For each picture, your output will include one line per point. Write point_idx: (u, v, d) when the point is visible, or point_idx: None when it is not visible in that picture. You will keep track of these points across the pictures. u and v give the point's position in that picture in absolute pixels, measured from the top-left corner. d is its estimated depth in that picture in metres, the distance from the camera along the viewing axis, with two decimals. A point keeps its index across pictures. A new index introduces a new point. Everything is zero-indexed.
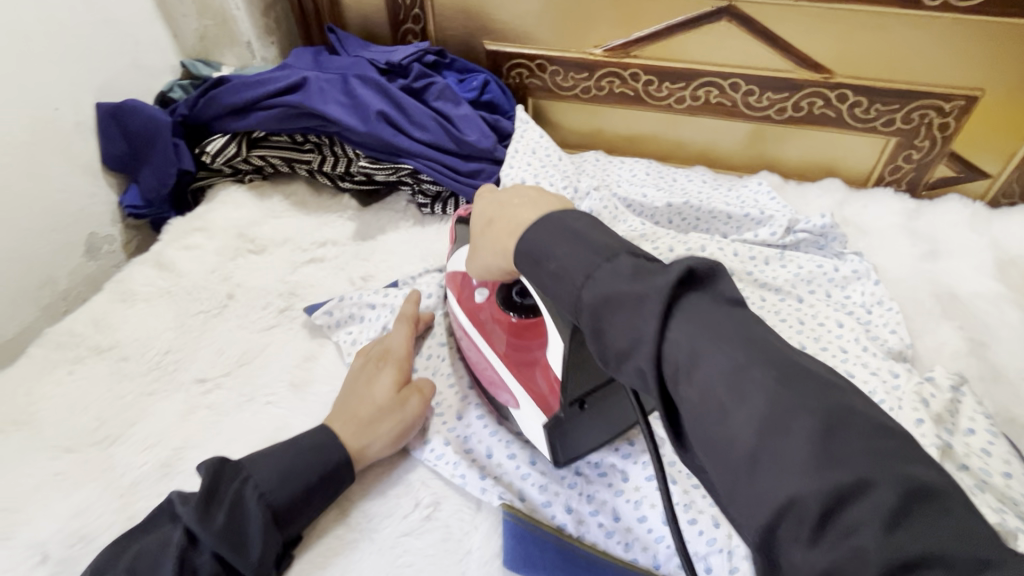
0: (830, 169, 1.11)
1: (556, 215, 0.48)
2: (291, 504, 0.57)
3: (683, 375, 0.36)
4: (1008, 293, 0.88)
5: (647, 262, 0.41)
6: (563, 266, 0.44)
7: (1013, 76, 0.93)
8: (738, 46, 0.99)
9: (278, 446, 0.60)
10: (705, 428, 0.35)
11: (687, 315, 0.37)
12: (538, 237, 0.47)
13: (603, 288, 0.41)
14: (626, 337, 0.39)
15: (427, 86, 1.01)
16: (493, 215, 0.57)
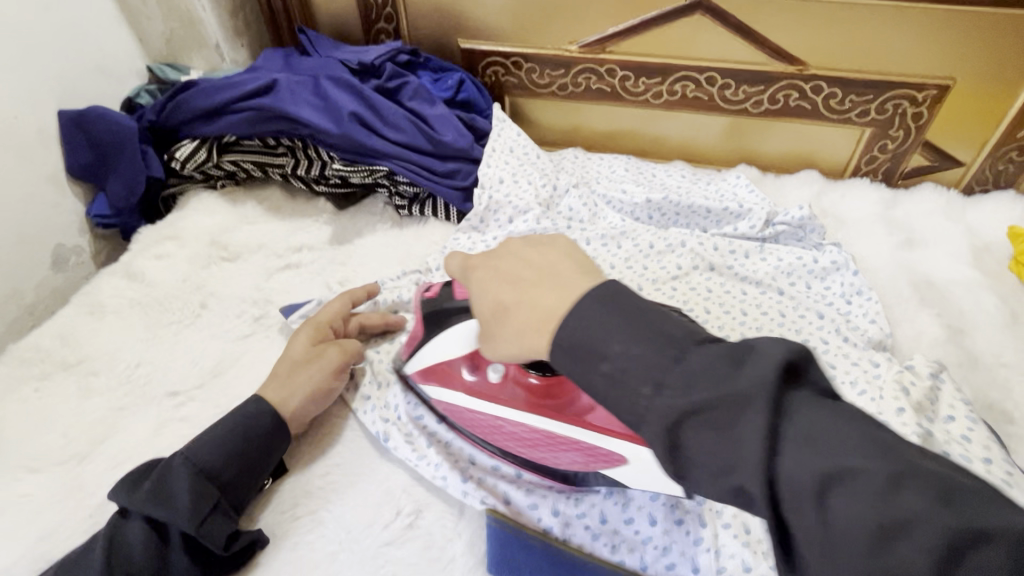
0: (808, 161, 1.12)
1: (588, 298, 0.42)
2: (222, 469, 0.58)
3: (805, 495, 0.33)
4: (983, 279, 0.89)
5: (723, 347, 0.39)
6: (625, 361, 0.39)
7: (982, 63, 0.94)
8: (713, 40, 0.99)
9: (220, 424, 0.61)
10: (825, 546, 0.32)
11: (796, 420, 0.35)
12: (579, 333, 0.41)
13: (689, 396, 0.37)
14: (725, 449, 0.36)
15: (401, 86, 0.99)
16: (509, 307, 0.48)
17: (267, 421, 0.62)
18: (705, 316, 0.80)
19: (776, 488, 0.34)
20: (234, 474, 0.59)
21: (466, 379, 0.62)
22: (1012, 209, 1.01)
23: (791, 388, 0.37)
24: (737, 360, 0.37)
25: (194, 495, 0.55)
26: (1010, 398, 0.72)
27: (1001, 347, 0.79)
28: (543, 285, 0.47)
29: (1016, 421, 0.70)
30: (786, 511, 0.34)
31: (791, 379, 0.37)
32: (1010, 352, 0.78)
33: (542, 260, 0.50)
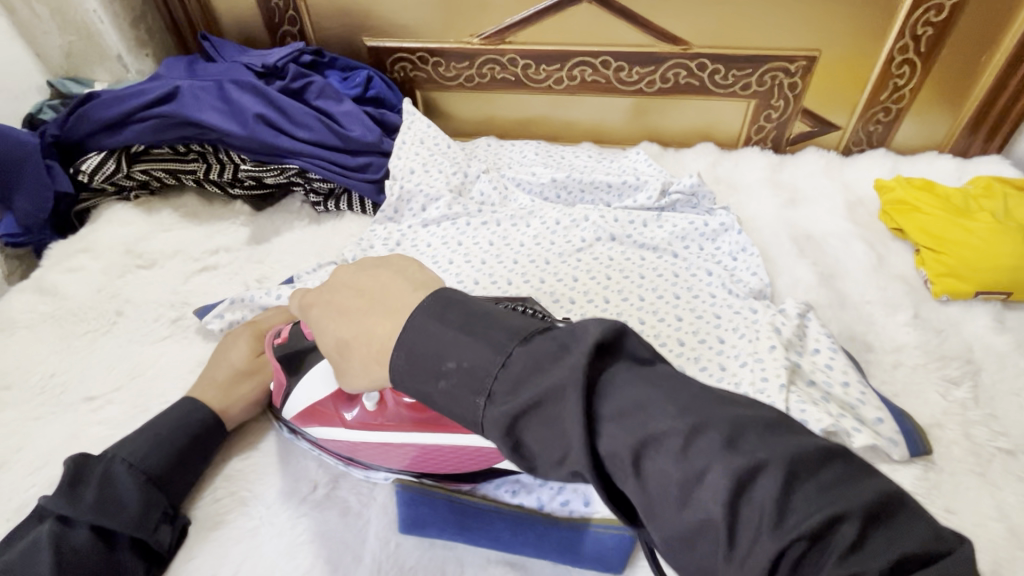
0: (704, 135, 1.20)
1: (419, 316, 0.42)
2: (165, 470, 0.62)
3: (625, 464, 0.33)
4: (855, 229, 0.98)
5: (546, 337, 0.38)
6: (458, 375, 0.39)
7: (842, 34, 1.03)
8: (602, 26, 1.06)
9: (143, 427, 0.65)
10: (646, 505, 0.33)
11: (611, 395, 0.35)
12: (419, 349, 0.41)
13: (516, 395, 0.37)
14: (558, 438, 0.35)
15: (307, 86, 1.02)
16: (349, 341, 0.48)
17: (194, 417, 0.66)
18: (606, 282, 0.86)
19: (601, 462, 0.34)
20: (167, 465, 0.62)
21: (347, 417, 0.63)
22: (882, 165, 1.12)
23: (607, 363, 0.36)
24: (563, 347, 0.37)
25: (147, 499, 0.59)
26: (872, 330, 0.81)
27: (867, 286, 0.88)
28: (373, 315, 0.47)
29: (875, 348, 0.79)
30: (612, 474, 0.34)
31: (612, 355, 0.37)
32: (874, 290, 0.87)
33: (372, 283, 0.50)
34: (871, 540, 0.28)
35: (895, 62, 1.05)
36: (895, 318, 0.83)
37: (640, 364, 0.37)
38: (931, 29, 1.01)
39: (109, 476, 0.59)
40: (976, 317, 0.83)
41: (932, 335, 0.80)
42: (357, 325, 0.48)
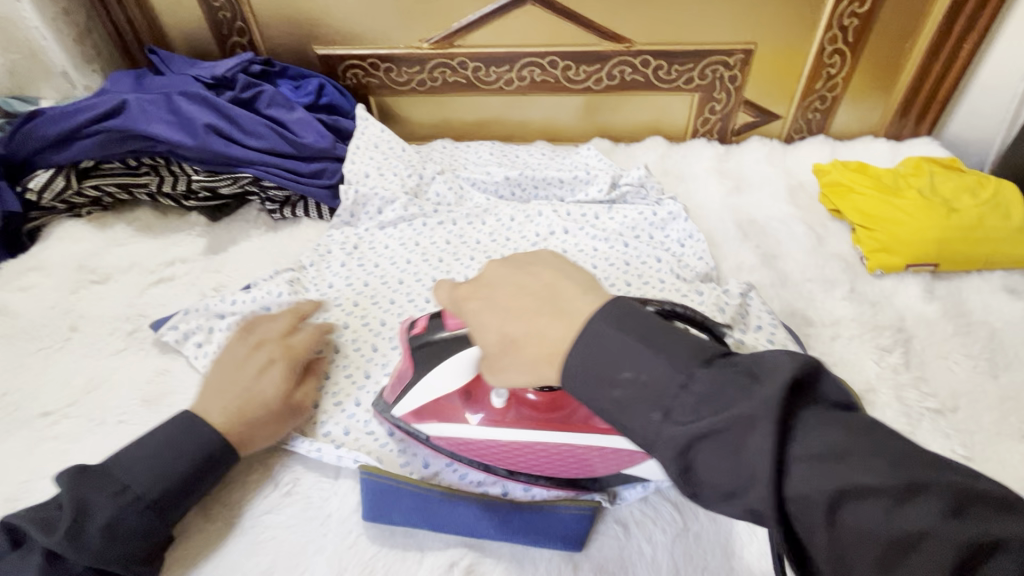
0: (653, 129, 1.24)
1: (597, 322, 0.43)
2: (168, 497, 0.59)
3: (817, 510, 0.33)
4: (796, 212, 1.03)
5: (727, 368, 0.38)
6: (635, 386, 0.40)
7: (775, 28, 1.08)
8: (547, 27, 1.09)
9: (146, 441, 0.61)
10: (835, 554, 0.33)
11: (803, 435, 0.35)
12: (592, 358, 0.42)
13: (701, 420, 0.37)
14: (734, 469, 0.36)
15: (257, 95, 1.03)
16: (520, 338, 0.47)
17: (200, 440, 0.61)
18: None
19: (788, 504, 0.34)
20: (166, 492, 0.58)
21: (472, 419, 0.61)
22: (821, 150, 1.17)
23: (799, 404, 0.36)
24: (751, 382, 0.37)
25: (147, 532, 0.57)
26: (812, 305, 0.86)
27: (808, 265, 0.92)
28: (545, 314, 0.46)
29: (815, 323, 0.83)
30: (799, 526, 0.34)
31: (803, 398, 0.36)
32: (814, 268, 0.91)
33: (546, 274, 0.50)
34: (998, 567, 0.30)
35: (827, 52, 1.10)
36: (833, 294, 0.87)
37: (838, 410, 0.36)
38: (856, 20, 1.06)
39: (113, 509, 0.56)
40: (907, 288, 0.88)
41: (867, 307, 0.85)
42: (526, 328, 0.46)
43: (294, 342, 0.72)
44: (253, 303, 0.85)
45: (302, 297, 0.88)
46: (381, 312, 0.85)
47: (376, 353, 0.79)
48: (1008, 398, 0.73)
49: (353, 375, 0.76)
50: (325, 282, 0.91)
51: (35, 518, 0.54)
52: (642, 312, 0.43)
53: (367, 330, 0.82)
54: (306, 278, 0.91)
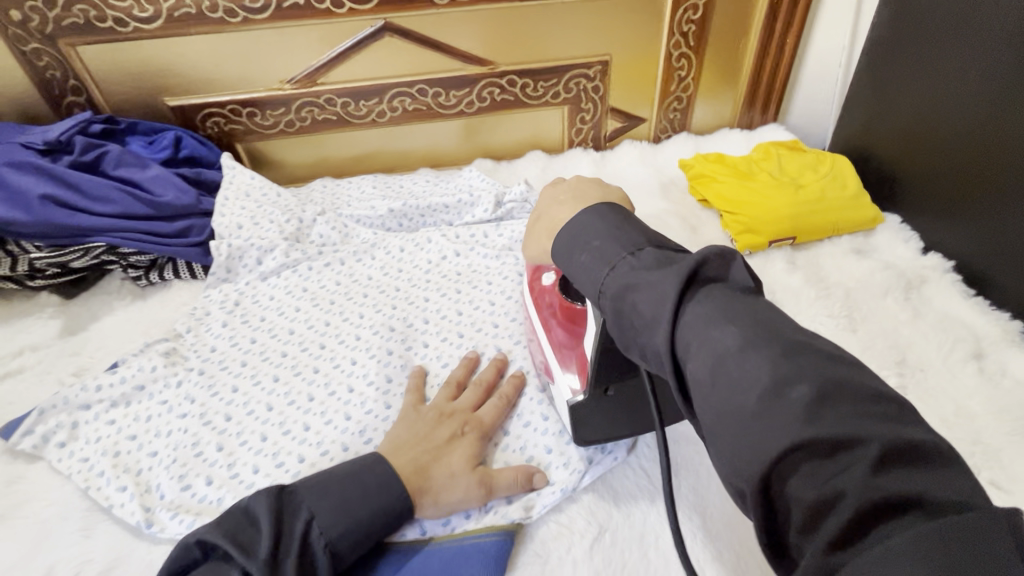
0: (532, 144, 1.28)
1: (596, 211, 0.50)
2: (348, 547, 0.53)
3: (699, 349, 0.36)
4: (671, 205, 1.09)
5: (676, 254, 0.43)
6: (599, 252, 0.46)
7: (625, 40, 1.15)
8: (409, 57, 1.09)
9: (348, 477, 0.56)
10: (707, 388, 0.35)
11: (704, 305, 0.37)
12: (575, 234, 0.49)
13: (639, 276, 0.42)
14: (648, 322, 0.39)
15: (101, 156, 0.95)
16: (543, 214, 0.60)
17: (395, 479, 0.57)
18: (456, 296, 0.91)
19: (678, 353, 0.37)
20: (350, 546, 0.53)
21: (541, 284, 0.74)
22: (685, 146, 1.26)
23: (708, 278, 0.39)
24: (674, 261, 0.42)
25: None
26: None
27: None
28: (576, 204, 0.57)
29: None
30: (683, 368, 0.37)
31: (702, 278, 0.39)
32: None
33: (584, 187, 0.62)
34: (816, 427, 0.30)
35: (674, 57, 1.19)
36: None
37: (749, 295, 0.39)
38: (693, 26, 1.16)
39: (303, 544, 0.51)
40: (773, 263, 0.96)
41: None
42: (550, 209, 0.59)
43: (481, 414, 0.68)
44: (125, 385, 0.77)
45: (182, 367, 0.81)
46: (272, 367, 0.81)
47: (273, 413, 0.75)
48: (866, 348, 0.81)
49: (249, 442, 0.72)
50: (207, 345, 0.85)
51: (228, 534, 0.50)
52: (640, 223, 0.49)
53: (262, 389, 0.78)
54: (185, 345, 0.85)
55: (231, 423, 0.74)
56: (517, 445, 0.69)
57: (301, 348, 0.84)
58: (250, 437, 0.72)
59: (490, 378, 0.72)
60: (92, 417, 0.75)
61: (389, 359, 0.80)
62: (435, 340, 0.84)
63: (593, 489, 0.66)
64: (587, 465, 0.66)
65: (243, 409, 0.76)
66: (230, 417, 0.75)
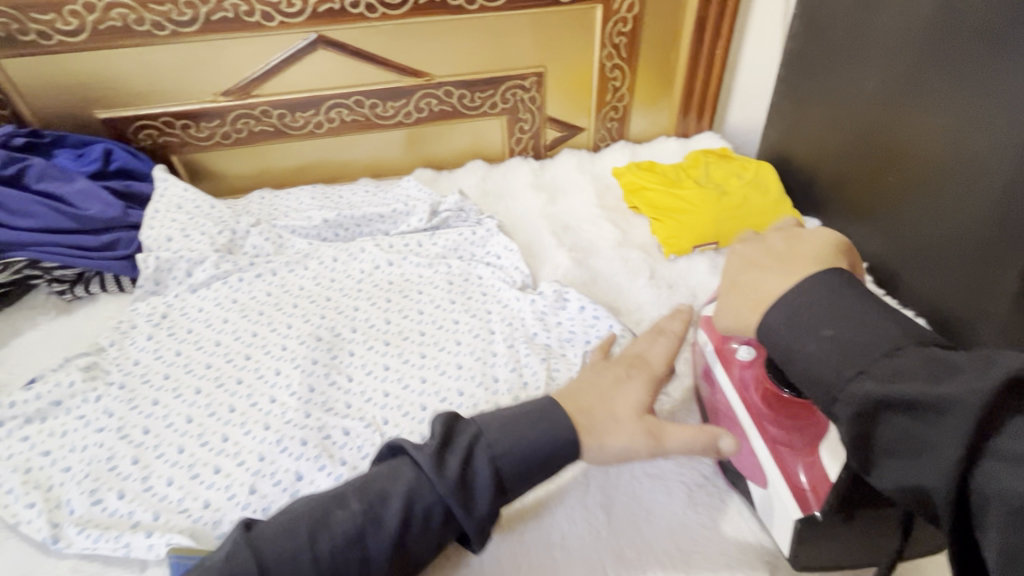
0: (473, 153, 1.29)
1: (811, 281, 0.44)
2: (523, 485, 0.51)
3: (990, 504, 0.33)
4: (605, 212, 1.12)
5: (945, 356, 0.37)
6: (836, 342, 0.40)
7: (558, 52, 1.18)
8: (344, 68, 1.10)
9: (514, 410, 0.54)
10: (1008, 555, 0.32)
11: (1006, 437, 0.33)
12: (797, 315, 0.43)
13: (890, 382, 0.37)
14: (916, 459, 0.36)
15: (22, 170, 0.93)
16: (738, 280, 0.50)
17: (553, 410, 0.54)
18: (386, 305, 0.92)
19: (966, 493, 0.34)
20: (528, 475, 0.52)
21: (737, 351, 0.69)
22: (623, 154, 1.29)
23: (1018, 405, 0.34)
24: (964, 367, 0.36)
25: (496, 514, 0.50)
26: (618, 297, 0.93)
27: (613, 260, 1.00)
28: (776, 272, 0.48)
29: (621, 312, 0.90)
30: (975, 520, 0.34)
31: (1016, 415, 0.33)
32: (618, 261, 1.00)
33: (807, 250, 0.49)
34: None
35: (608, 68, 1.23)
36: (636, 279, 0.96)
37: None
38: (624, 38, 1.20)
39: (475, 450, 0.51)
40: (698, 266, 0.99)
41: (664, 290, 0.94)
42: (753, 275, 0.49)
43: (652, 354, 0.61)
44: (42, 401, 0.77)
45: (103, 381, 0.81)
46: (195, 379, 0.81)
47: (193, 424, 0.75)
48: None
49: (166, 453, 0.72)
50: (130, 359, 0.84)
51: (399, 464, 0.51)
52: (854, 291, 0.43)
53: (184, 401, 0.78)
54: (106, 359, 0.84)
55: (149, 435, 0.74)
56: None
57: (227, 360, 0.84)
58: (167, 448, 0.72)
59: (677, 324, 0.63)
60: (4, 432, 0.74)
61: (313, 368, 0.81)
62: (362, 349, 0.85)
63: None
64: None
65: (161, 421, 0.76)
66: (148, 429, 0.75)
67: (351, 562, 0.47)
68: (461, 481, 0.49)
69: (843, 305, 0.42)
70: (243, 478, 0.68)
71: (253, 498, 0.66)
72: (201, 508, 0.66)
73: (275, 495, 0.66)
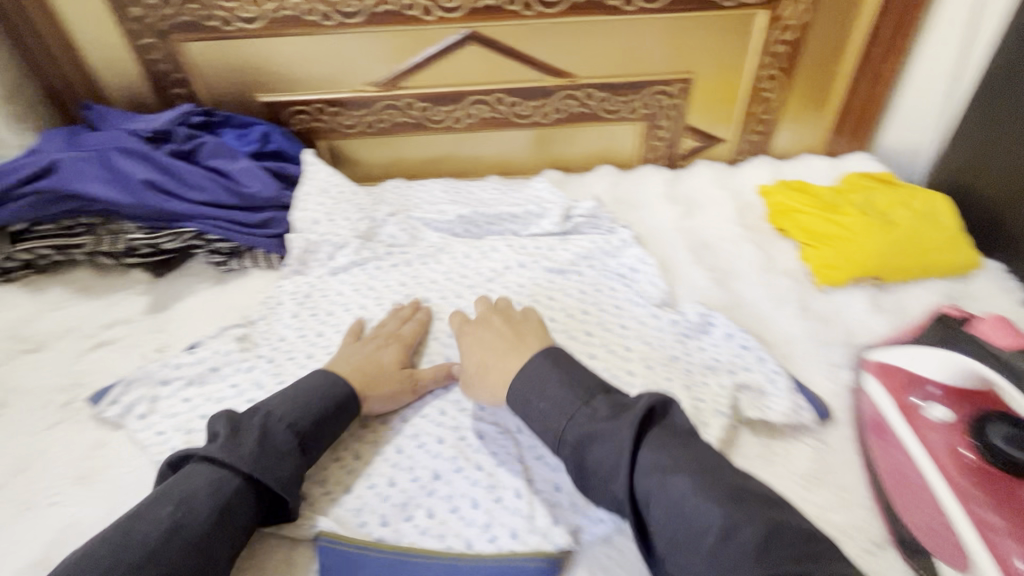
0: (604, 158, 1.26)
1: (537, 357, 0.63)
2: (310, 426, 0.65)
3: (647, 491, 0.50)
4: (747, 232, 1.04)
5: (618, 398, 0.58)
6: (551, 400, 0.59)
7: (710, 58, 1.12)
8: (490, 65, 1.10)
9: (301, 391, 0.68)
10: (672, 536, 0.48)
11: (642, 448, 0.52)
12: (528, 382, 0.62)
13: (595, 420, 0.56)
14: (610, 458, 0.53)
15: (198, 147, 1.01)
16: (488, 366, 0.69)
17: (338, 388, 0.70)
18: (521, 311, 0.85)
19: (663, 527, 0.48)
20: (311, 425, 0.66)
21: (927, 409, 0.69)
22: (765, 170, 1.21)
23: (648, 427, 0.54)
24: (623, 407, 0.56)
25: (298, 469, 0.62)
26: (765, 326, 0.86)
27: (758, 284, 0.93)
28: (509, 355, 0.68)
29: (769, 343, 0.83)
30: (640, 508, 0.51)
31: (655, 425, 0.54)
32: (764, 286, 0.92)
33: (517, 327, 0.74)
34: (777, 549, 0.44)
35: (761, 78, 1.15)
36: (785, 308, 0.88)
37: (681, 437, 0.54)
38: (785, 47, 1.11)
39: (266, 428, 0.63)
40: (855, 301, 0.90)
41: (818, 323, 0.85)
42: (499, 362, 0.68)
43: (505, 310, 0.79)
44: (201, 365, 0.81)
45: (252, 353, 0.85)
46: None
47: None
48: None
49: None
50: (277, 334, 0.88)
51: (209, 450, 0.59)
52: (566, 362, 0.63)
53: None
54: (255, 332, 0.88)
55: None
56: None
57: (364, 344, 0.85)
58: None
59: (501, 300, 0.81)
60: (167, 390, 0.79)
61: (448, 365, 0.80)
62: None
63: None
64: None
65: None
66: None
67: (171, 547, 0.52)
68: (258, 443, 0.61)
69: (563, 374, 0.61)
70: (383, 469, 0.69)
71: (393, 491, 0.67)
72: (342, 493, 0.68)
73: (413, 491, 0.67)
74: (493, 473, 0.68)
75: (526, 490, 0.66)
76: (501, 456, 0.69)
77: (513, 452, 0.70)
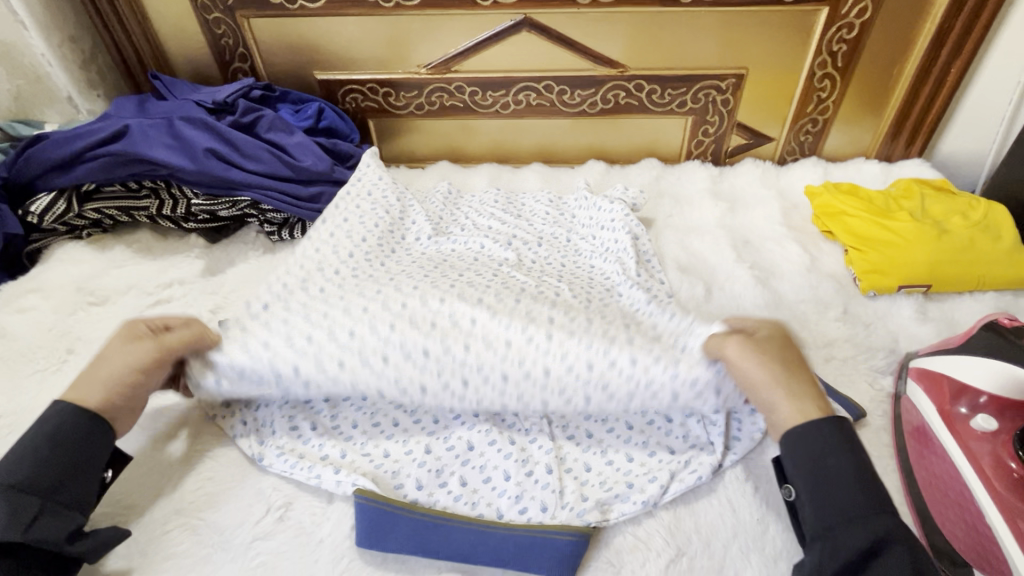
0: (648, 151, 1.25)
1: (820, 428, 0.57)
2: (35, 475, 0.57)
3: None
4: (791, 233, 1.03)
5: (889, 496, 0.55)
6: (847, 480, 0.55)
7: (766, 54, 1.10)
8: (542, 52, 1.11)
9: (30, 440, 0.59)
10: None
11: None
12: (818, 450, 0.56)
13: (893, 520, 0.52)
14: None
15: (257, 120, 1.05)
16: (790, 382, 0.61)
17: (71, 419, 0.61)
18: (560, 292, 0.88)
19: None
20: (37, 472, 0.57)
21: (965, 414, 0.65)
22: (814, 171, 1.18)
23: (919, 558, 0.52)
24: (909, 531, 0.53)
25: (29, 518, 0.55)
26: (807, 328, 0.85)
27: (801, 286, 0.92)
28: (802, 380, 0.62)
29: (810, 345, 0.83)
30: None
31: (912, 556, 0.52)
32: (807, 288, 0.92)
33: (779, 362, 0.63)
34: None
35: (816, 77, 1.13)
36: (827, 313, 0.87)
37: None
38: (844, 46, 1.09)
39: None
40: (900, 309, 0.88)
41: (860, 328, 0.85)
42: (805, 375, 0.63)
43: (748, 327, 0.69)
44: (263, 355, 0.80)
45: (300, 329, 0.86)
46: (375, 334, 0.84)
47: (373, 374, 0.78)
48: None
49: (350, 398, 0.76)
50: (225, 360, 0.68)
51: None
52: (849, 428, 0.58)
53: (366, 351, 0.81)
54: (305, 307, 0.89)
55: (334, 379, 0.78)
56: (599, 447, 0.70)
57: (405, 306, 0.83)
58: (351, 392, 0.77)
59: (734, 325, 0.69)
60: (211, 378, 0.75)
61: None
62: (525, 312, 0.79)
63: (673, 508, 0.66)
64: (669, 481, 0.66)
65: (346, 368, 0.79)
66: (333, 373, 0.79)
67: None
68: None
69: (848, 462, 0.56)
70: (420, 437, 0.70)
71: (429, 458, 0.68)
72: (381, 456, 0.69)
73: (447, 458, 0.68)
74: (524, 447, 0.69)
75: (556, 467, 0.67)
76: (531, 431, 0.71)
77: (545, 432, 0.71)
